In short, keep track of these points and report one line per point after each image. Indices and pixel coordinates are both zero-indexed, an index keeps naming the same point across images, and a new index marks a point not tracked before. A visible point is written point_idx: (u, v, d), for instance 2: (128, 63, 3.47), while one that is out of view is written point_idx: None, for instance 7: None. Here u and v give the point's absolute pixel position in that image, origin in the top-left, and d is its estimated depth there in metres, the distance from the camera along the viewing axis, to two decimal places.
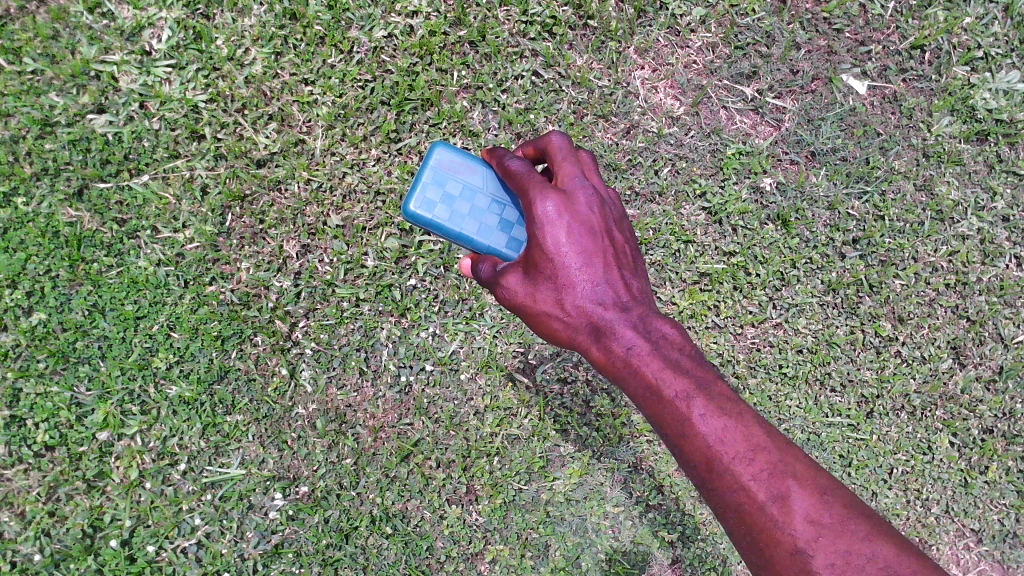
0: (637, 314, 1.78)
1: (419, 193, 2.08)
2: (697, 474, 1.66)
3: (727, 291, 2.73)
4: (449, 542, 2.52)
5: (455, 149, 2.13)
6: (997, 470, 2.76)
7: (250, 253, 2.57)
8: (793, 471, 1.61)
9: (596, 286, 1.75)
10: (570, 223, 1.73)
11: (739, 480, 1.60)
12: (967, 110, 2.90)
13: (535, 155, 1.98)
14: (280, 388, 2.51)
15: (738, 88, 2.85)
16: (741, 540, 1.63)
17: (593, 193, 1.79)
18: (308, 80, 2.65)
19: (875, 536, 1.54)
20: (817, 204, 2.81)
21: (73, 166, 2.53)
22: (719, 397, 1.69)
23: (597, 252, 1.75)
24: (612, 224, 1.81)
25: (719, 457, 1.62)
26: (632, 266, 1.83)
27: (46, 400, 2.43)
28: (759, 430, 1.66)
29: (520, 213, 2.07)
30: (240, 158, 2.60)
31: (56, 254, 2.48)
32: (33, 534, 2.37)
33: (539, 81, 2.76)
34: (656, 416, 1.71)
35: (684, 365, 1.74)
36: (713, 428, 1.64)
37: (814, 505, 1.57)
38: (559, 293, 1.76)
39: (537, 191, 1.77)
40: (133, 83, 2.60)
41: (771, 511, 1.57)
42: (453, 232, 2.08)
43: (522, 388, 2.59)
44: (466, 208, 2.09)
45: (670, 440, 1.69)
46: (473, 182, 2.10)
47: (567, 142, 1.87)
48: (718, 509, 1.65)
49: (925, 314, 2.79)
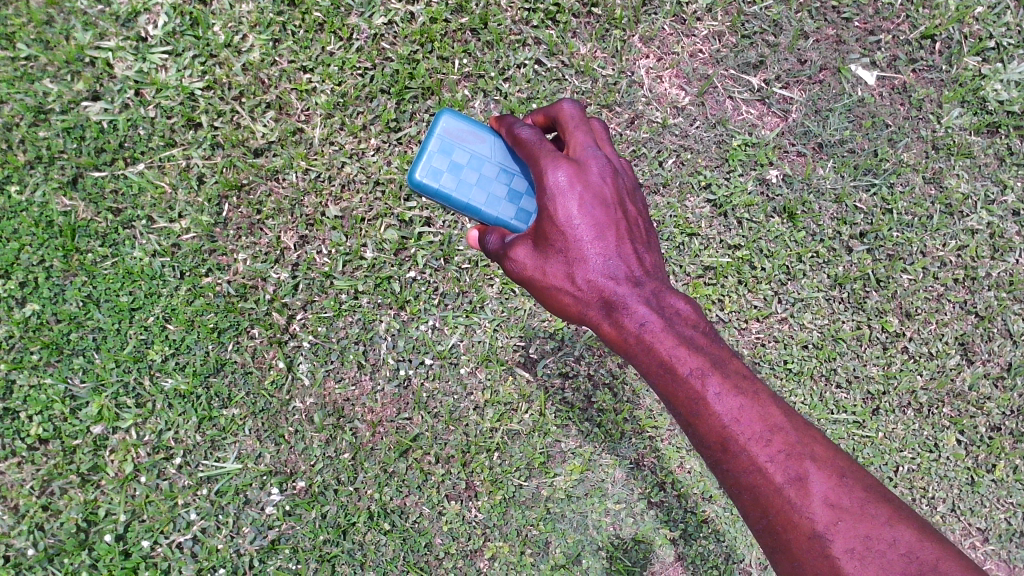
0: (651, 289, 1.73)
1: (425, 161, 2.06)
2: (711, 454, 1.63)
3: (731, 285, 2.68)
4: (448, 538, 2.49)
5: (463, 118, 2.10)
6: (1004, 468, 2.71)
7: (247, 244, 2.52)
8: (812, 453, 1.58)
9: (608, 260, 1.72)
10: (582, 194, 1.70)
11: (756, 461, 1.57)
12: (978, 101, 2.85)
13: (547, 123, 1.94)
14: (277, 381, 2.47)
15: (744, 78, 2.80)
16: (756, 523, 1.60)
17: (605, 162, 1.76)
18: (307, 67, 2.60)
19: (896, 520, 1.52)
20: (824, 197, 2.76)
21: (67, 154, 2.49)
22: (735, 375, 1.65)
23: (609, 224, 1.72)
24: (625, 196, 1.78)
25: (734, 437, 1.59)
26: (645, 240, 1.79)
27: (40, 393, 2.40)
28: (776, 409, 1.62)
29: (529, 183, 2.03)
30: (236, 147, 2.55)
31: (50, 244, 2.44)
32: (27, 529, 2.34)
33: (542, 70, 2.71)
34: (670, 394, 1.66)
35: (698, 341, 1.69)
36: (728, 407, 1.60)
37: (833, 489, 1.54)
38: (569, 267, 1.73)
39: (549, 161, 1.74)
40: (128, 70, 2.54)
41: (788, 493, 1.54)
42: (461, 202, 2.05)
43: (523, 382, 2.56)
44: (474, 177, 2.05)
45: (683, 419, 1.65)
46: (481, 151, 2.07)
47: (579, 111, 1.84)
48: (732, 490, 1.62)
49: (933, 309, 2.74)
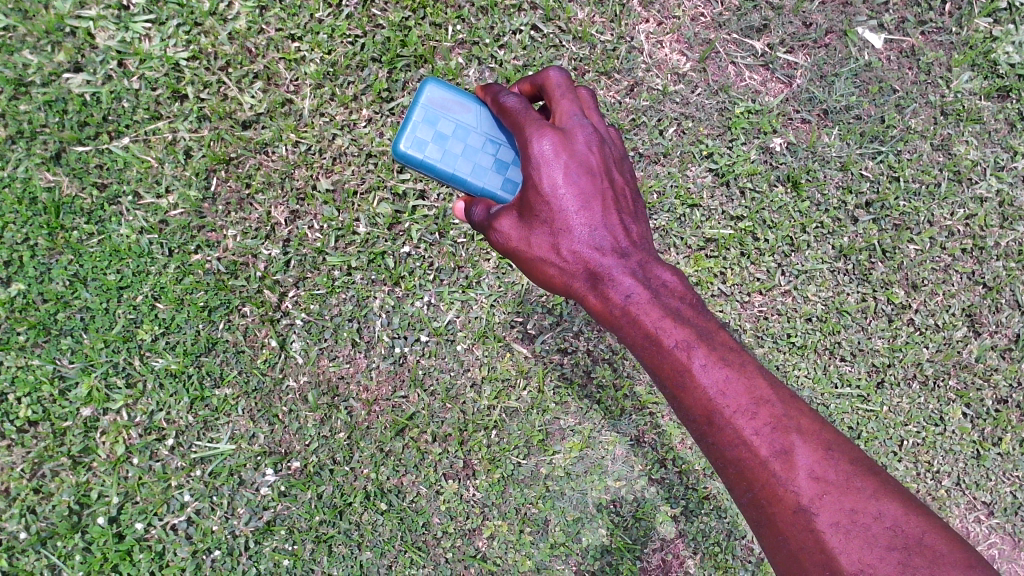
0: (637, 260, 1.68)
1: (410, 132, 1.98)
2: (696, 427, 1.57)
3: (733, 257, 2.62)
4: (445, 518, 2.46)
5: (448, 87, 2.02)
6: (1010, 442, 2.67)
7: (237, 220, 2.46)
8: (798, 425, 1.51)
9: (593, 230, 1.66)
10: (568, 162, 1.64)
11: (741, 434, 1.51)
12: (988, 65, 2.76)
13: (533, 91, 1.87)
14: (270, 359, 2.43)
15: (747, 42, 2.71)
16: (742, 497, 1.53)
17: (592, 132, 1.69)
18: (295, 35, 2.51)
19: (882, 494, 1.45)
20: (829, 165, 2.69)
21: (49, 128, 2.41)
22: (721, 347, 1.60)
23: (595, 194, 1.66)
24: (612, 165, 1.72)
25: (719, 410, 1.53)
26: (632, 211, 1.74)
27: (28, 374, 2.34)
28: (763, 382, 1.56)
29: (516, 153, 1.96)
30: (224, 120, 2.47)
31: (34, 222, 2.37)
32: (19, 512, 2.31)
33: (539, 36, 2.62)
34: (656, 366, 1.62)
35: (686, 314, 1.64)
36: (714, 379, 1.55)
37: (819, 462, 1.47)
38: (554, 238, 1.67)
39: (533, 129, 1.67)
40: (110, 40, 2.46)
41: (773, 466, 1.48)
42: (446, 173, 1.98)
43: (521, 358, 2.51)
44: (459, 147, 1.98)
45: (669, 392, 1.61)
46: (467, 121, 1.99)
47: (565, 79, 1.76)
48: (718, 465, 1.56)
49: (939, 280, 2.68)
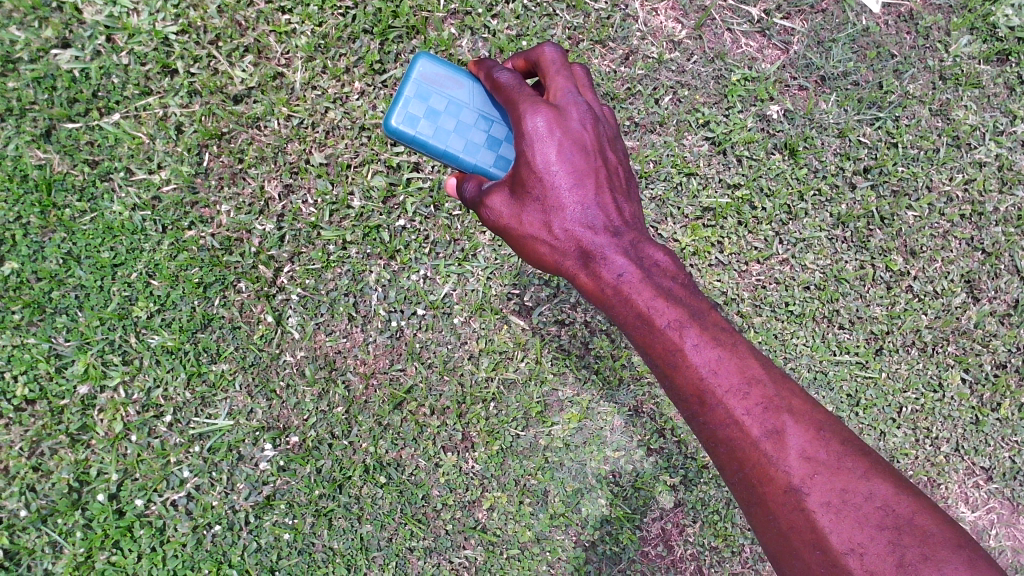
0: (629, 240, 1.67)
1: (401, 107, 1.94)
2: (688, 407, 1.57)
3: (731, 226, 2.60)
4: (445, 490, 2.46)
5: (440, 62, 1.99)
6: (1009, 407, 2.67)
7: (230, 195, 2.44)
8: (790, 406, 1.51)
9: (586, 208, 1.64)
10: (561, 139, 1.62)
11: (733, 414, 1.50)
12: (987, 28, 2.74)
13: (527, 67, 1.84)
14: (266, 335, 2.42)
15: (743, 9, 2.68)
16: (733, 476, 1.53)
17: (586, 109, 1.67)
18: (286, 8, 2.49)
19: (873, 474, 1.44)
20: (827, 132, 2.66)
21: (39, 105, 2.38)
22: (713, 327, 1.59)
23: (589, 172, 1.64)
24: (606, 143, 1.70)
25: (711, 389, 1.53)
26: (625, 189, 1.72)
27: (23, 352, 2.34)
28: (754, 362, 1.56)
29: (509, 130, 1.94)
30: (215, 94, 2.45)
31: (26, 200, 2.35)
32: (18, 490, 2.30)
33: (532, 5, 2.58)
34: (647, 346, 1.61)
35: (678, 293, 1.63)
36: (705, 359, 1.54)
37: (810, 442, 1.47)
38: (547, 216, 1.65)
39: (528, 105, 1.64)
40: (98, 14, 2.42)
41: (764, 446, 1.47)
42: (438, 150, 1.95)
43: (518, 330, 2.50)
44: (452, 123, 1.95)
45: (660, 372, 1.60)
46: (459, 97, 1.97)
47: (560, 55, 1.73)
48: (709, 444, 1.56)
49: (938, 246, 2.67)
